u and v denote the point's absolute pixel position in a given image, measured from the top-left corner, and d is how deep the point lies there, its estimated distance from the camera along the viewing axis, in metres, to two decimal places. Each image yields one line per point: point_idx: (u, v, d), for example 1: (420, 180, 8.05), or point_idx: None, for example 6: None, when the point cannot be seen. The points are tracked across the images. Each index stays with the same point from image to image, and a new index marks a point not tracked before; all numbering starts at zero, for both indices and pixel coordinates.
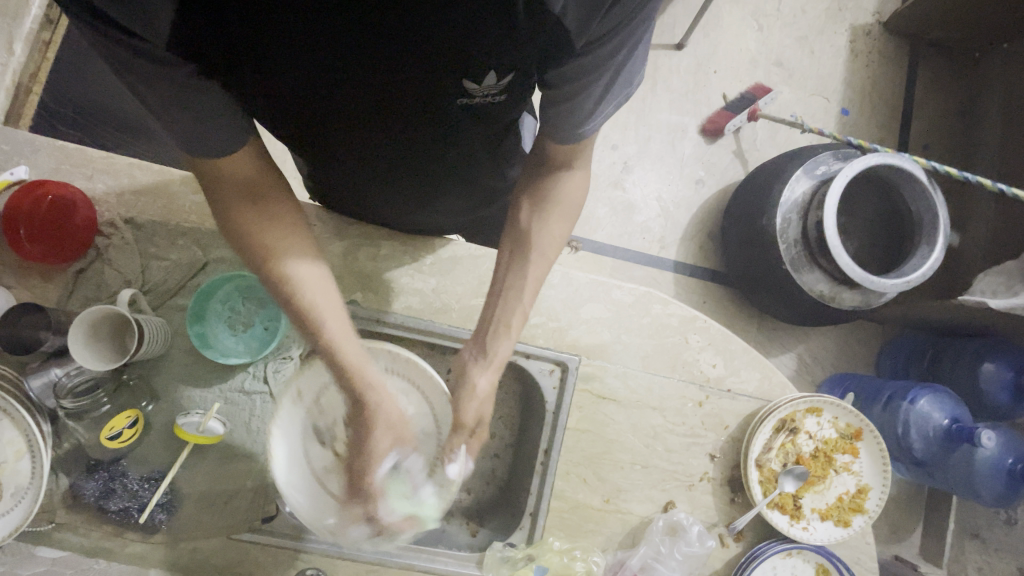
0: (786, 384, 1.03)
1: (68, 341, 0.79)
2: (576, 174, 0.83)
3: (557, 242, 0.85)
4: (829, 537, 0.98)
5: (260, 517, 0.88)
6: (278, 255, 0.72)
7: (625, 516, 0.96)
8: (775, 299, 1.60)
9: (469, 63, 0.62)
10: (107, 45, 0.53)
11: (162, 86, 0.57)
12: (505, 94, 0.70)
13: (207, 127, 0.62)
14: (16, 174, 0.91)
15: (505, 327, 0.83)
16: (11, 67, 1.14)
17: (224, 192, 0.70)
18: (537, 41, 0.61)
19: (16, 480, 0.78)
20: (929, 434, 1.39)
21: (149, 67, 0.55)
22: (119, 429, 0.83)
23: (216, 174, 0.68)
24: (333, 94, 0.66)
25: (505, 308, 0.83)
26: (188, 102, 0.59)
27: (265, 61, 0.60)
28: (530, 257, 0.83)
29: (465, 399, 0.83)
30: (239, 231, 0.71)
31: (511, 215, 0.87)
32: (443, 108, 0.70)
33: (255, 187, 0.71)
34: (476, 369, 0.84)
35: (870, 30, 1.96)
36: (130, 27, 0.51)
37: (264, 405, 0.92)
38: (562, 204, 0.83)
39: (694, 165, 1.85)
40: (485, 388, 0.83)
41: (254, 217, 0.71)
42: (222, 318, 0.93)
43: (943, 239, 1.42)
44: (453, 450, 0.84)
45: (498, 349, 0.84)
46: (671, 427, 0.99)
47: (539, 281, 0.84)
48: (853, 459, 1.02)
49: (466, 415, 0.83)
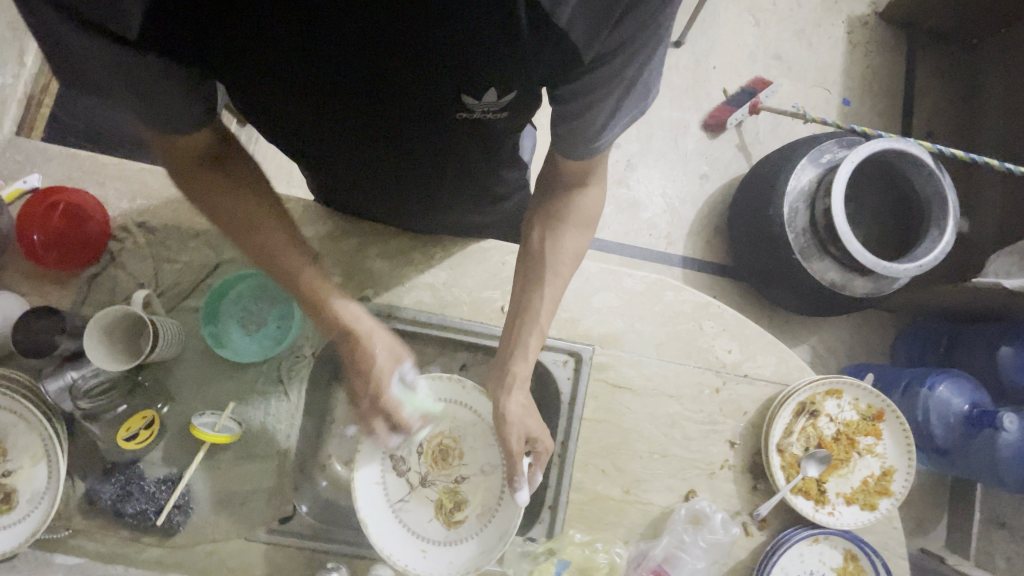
0: (803, 367, 1.02)
1: (85, 342, 0.79)
2: (592, 191, 0.82)
3: (573, 260, 0.84)
4: (855, 521, 0.95)
5: (277, 518, 0.87)
6: (257, 231, 0.74)
7: (646, 506, 0.94)
8: (786, 289, 1.59)
9: (469, 80, 0.64)
10: (88, 44, 0.54)
11: (127, 69, 0.57)
12: (507, 110, 0.71)
13: (177, 117, 0.62)
14: (28, 182, 0.93)
15: (522, 349, 0.84)
16: (23, 80, 1.18)
17: (187, 166, 0.70)
18: (544, 54, 0.60)
19: (33, 485, 0.79)
20: (949, 420, 1.37)
21: (125, 63, 0.56)
22: (135, 430, 0.83)
23: (177, 148, 0.68)
24: (325, 98, 0.66)
25: (525, 327, 0.84)
26: (165, 103, 0.60)
27: (255, 55, 0.60)
28: (544, 278, 0.83)
29: (501, 423, 0.84)
30: (210, 199, 0.72)
31: (524, 238, 0.86)
32: (440, 118, 0.71)
33: (216, 156, 0.71)
34: (503, 395, 0.84)
35: (867, 21, 1.97)
36: (100, 22, 0.52)
37: (278, 404, 0.91)
38: (575, 220, 0.82)
39: (697, 160, 1.85)
40: (517, 407, 0.84)
41: (222, 183, 0.71)
42: (235, 318, 0.94)
43: (954, 223, 1.41)
44: (516, 476, 0.82)
45: (516, 369, 0.83)
46: (689, 414, 0.97)
47: (556, 301, 0.84)
48: (876, 441, 1.00)
49: (512, 442, 0.83)
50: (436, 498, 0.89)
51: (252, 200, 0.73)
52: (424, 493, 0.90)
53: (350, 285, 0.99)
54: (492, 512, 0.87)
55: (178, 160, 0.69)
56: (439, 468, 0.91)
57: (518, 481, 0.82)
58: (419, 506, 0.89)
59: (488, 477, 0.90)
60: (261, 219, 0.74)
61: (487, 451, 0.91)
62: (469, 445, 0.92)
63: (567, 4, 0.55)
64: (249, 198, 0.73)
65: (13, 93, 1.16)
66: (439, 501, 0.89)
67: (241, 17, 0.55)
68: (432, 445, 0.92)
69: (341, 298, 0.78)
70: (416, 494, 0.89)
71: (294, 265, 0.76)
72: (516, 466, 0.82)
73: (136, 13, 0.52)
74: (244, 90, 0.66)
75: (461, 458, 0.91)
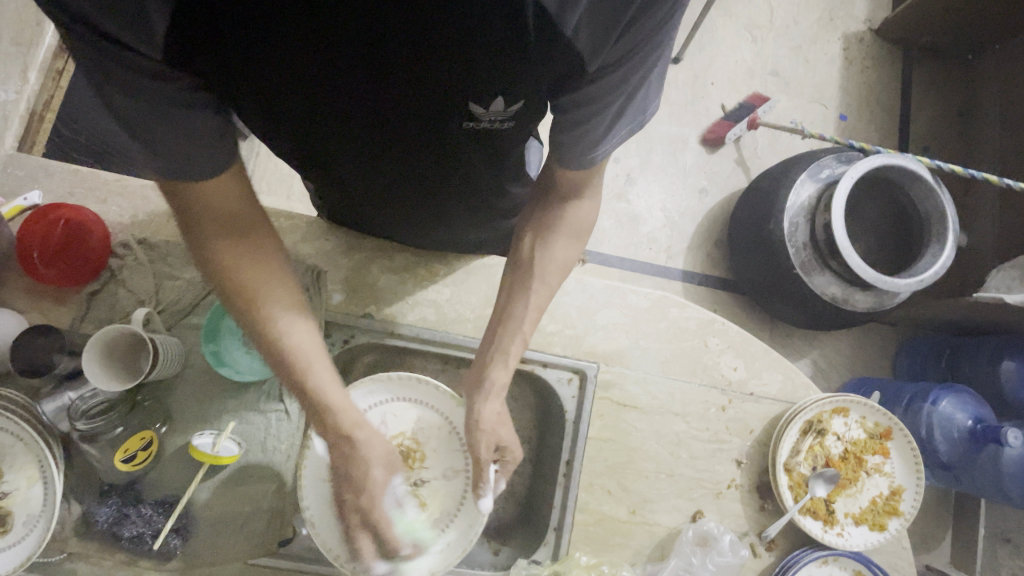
0: (808, 385, 1.01)
1: (84, 362, 0.77)
2: (586, 204, 0.81)
3: (562, 270, 0.83)
4: (865, 542, 0.94)
5: (277, 541, 0.86)
6: (258, 302, 0.71)
7: (652, 527, 0.93)
8: (788, 304, 1.59)
9: (478, 88, 0.62)
10: (101, 60, 0.52)
11: (137, 88, 0.54)
12: (512, 120, 0.70)
13: (192, 144, 0.60)
14: (30, 200, 0.92)
15: (503, 354, 0.81)
16: (25, 96, 1.19)
17: (203, 227, 0.68)
18: (552, 65, 0.60)
19: (28, 507, 0.77)
20: (954, 436, 1.35)
21: (137, 80, 0.54)
22: (133, 451, 0.80)
23: (193, 200, 0.66)
24: (332, 104, 0.64)
25: (505, 334, 0.81)
26: (177, 123, 0.58)
27: (262, 62, 0.58)
28: (531, 286, 0.81)
29: (474, 429, 0.81)
30: (218, 263, 0.70)
31: (515, 243, 0.85)
32: (446, 127, 0.69)
33: (235, 222, 0.70)
34: (478, 400, 0.81)
35: (862, 38, 1.99)
36: (119, 38, 0.51)
37: (279, 423, 0.90)
38: (568, 229, 0.81)
39: (696, 174, 1.86)
40: (493, 415, 0.81)
41: (234, 251, 0.70)
42: (235, 336, 0.88)
43: (954, 237, 1.41)
44: (482, 484, 0.82)
45: (495, 375, 0.81)
46: (695, 433, 0.96)
47: (541, 309, 0.82)
48: (884, 460, 0.99)
49: (480, 449, 0.81)
50: None
51: (263, 281, 0.71)
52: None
53: (353, 302, 0.98)
54: (452, 516, 0.86)
55: (196, 220, 0.68)
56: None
57: (482, 489, 0.81)
58: None
59: (450, 483, 0.89)
60: (263, 296, 0.71)
61: (451, 456, 0.90)
62: (431, 449, 0.91)
63: (574, 14, 0.54)
64: (261, 271, 0.72)
65: (13, 109, 1.16)
66: None
67: (252, 25, 0.54)
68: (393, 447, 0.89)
69: (346, 402, 0.73)
70: None
71: (290, 357, 0.71)
72: (483, 475, 0.81)
73: (155, 24, 0.51)
74: (252, 102, 0.64)
75: (423, 461, 0.90)
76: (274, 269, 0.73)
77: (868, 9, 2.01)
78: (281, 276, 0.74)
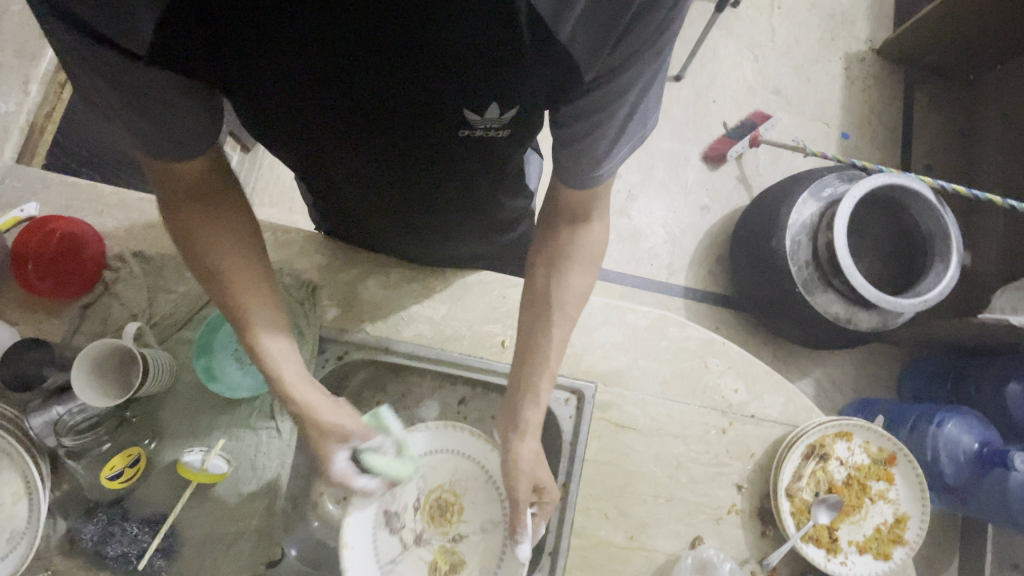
0: (811, 408, 0.99)
1: (73, 377, 0.76)
2: (595, 226, 0.80)
3: (579, 300, 0.82)
4: (868, 572, 0.91)
5: (263, 561, 0.83)
6: (216, 261, 0.72)
7: (651, 553, 0.90)
8: (790, 322, 1.57)
9: (470, 94, 0.61)
10: (94, 57, 0.53)
11: (128, 81, 0.55)
12: (509, 129, 0.69)
13: (177, 131, 0.61)
14: (26, 211, 0.92)
15: (534, 392, 0.80)
16: (26, 107, 1.19)
17: (174, 196, 0.69)
18: (547, 73, 0.59)
19: (13, 524, 0.75)
20: (959, 459, 1.32)
21: (128, 75, 0.55)
22: (120, 468, 0.79)
23: (169, 176, 0.67)
24: (323, 111, 0.63)
25: (534, 371, 0.80)
26: (165, 118, 0.59)
27: (250, 64, 0.57)
28: (552, 319, 0.80)
29: (511, 473, 0.80)
30: (183, 226, 0.70)
31: (529, 276, 0.84)
32: (439, 135, 0.68)
33: (201, 190, 0.70)
34: (515, 441, 0.81)
35: (863, 57, 2.00)
36: (113, 38, 0.52)
37: (270, 440, 0.88)
38: (581, 259, 0.80)
39: (698, 191, 1.85)
40: (528, 454, 0.81)
41: (200, 215, 0.70)
42: (228, 351, 0.90)
43: (957, 257, 1.40)
44: (521, 528, 0.79)
45: (528, 416, 0.80)
46: (695, 456, 0.94)
47: (564, 341, 0.81)
48: (888, 486, 0.97)
49: (519, 491, 0.79)
50: (430, 560, 0.86)
51: (223, 243, 0.72)
52: (419, 553, 0.86)
53: (349, 318, 0.97)
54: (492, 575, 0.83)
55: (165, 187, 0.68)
56: (437, 525, 0.88)
57: (519, 534, 0.79)
58: (411, 567, 0.85)
59: (486, 536, 0.87)
60: (222, 259, 0.72)
61: (486, 508, 0.89)
62: (469, 501, 0.90)
63: (568, 23, 0.54)
64: (221, 236, 0.72)
65: (14, 121, 1.17)
66: (433, 561, 0.86)
67: (240, 28, 0.53)
68: (431, 501, 0.89)
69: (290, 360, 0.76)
70: (410, 555, 0.85)
71: (240, 314, 0.73)
72: (520, 517, 0.79)
73: (144, 24, 0.51)
74: (244, 105, 0.63)
75: (460, 514, 0.89)
76: (235, 227, 0.74)
77: (869, 29, 2.03)
78: (243, 240, 0.74)
